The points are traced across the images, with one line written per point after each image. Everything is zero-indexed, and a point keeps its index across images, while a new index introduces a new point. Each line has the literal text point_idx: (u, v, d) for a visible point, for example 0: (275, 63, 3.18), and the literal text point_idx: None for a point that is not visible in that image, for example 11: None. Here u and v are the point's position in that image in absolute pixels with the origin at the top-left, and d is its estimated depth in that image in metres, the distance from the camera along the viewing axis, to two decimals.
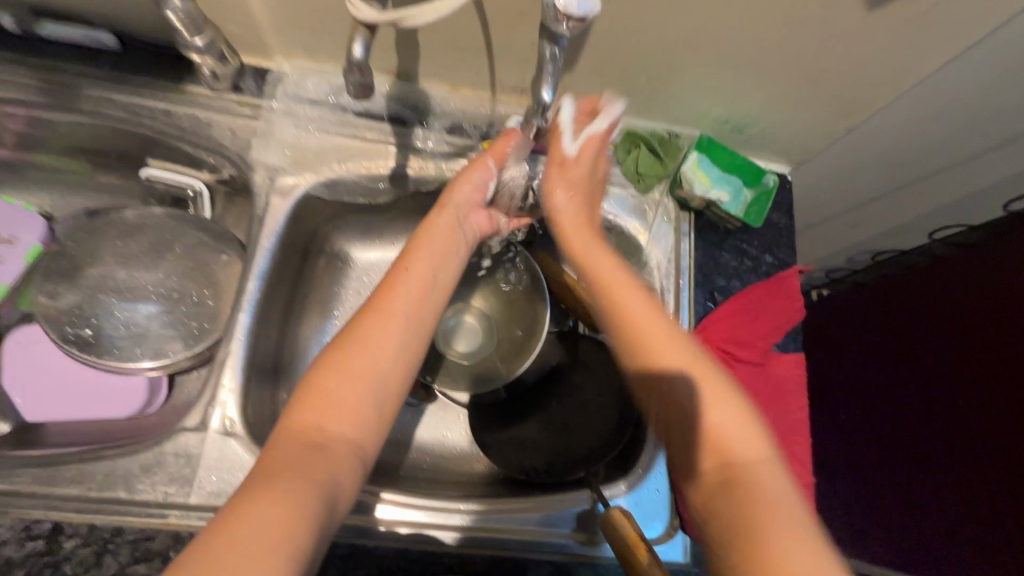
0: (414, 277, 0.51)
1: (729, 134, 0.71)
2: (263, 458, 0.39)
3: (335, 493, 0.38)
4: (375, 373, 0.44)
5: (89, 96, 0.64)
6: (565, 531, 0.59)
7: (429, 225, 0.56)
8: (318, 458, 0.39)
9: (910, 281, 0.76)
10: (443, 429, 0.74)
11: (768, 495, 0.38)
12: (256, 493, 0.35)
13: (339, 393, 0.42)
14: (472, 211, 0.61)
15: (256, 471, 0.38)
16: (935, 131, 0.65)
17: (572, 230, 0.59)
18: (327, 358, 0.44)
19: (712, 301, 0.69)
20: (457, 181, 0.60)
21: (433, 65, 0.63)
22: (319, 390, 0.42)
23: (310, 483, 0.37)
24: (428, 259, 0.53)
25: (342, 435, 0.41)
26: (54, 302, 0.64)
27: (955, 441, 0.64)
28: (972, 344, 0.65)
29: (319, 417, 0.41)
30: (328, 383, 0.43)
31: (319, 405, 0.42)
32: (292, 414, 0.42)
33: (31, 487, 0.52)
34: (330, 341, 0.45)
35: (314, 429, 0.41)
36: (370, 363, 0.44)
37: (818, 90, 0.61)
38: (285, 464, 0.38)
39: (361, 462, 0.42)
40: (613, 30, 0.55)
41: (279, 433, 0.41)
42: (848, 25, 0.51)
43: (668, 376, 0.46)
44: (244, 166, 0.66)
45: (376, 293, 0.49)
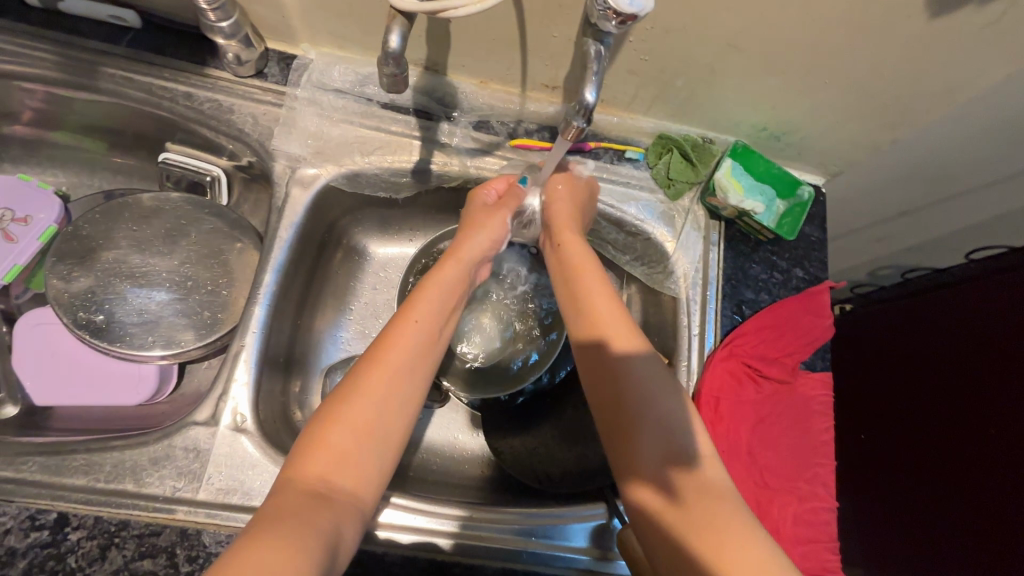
0: (426, 321, 0.49)
1: (765, 142, 0.68)
2: (265, 508, 0.37)
3: (337, 543, 0.37)
4: (381, 423, 0.42)
5: (109, 76, 0.62)
6: (580, 545, 0.57)
7: (440, 275, 0.54)
8: (322, 509, 0.38)
9: (917, 304, 0.73)
10: (455, 432, 0.72)
11: (728, 519, 0.41)
12: (256, 540, 0.34)
13: (340, 442, 0.41)
14: (480, 267, 0.60)
15: (258, 518, 0.36)
16: (984, 148, 0.62)
17: (559, 224, 0.60)
18: (330, 402, 0.43)
19: (739, 314, 0.66)
20: (472, 233, 0.58)
21: (464, 57, 0.61)
22: (323, 440, 0.41)
23: (311, 532, 0.36)
24: (429, 310, 0.50)
25: (347, 485, 0.40)
26: (67, 286, 0.63)
27: (975, 472, 0.62)
28: (996, 376, 0.62)
29: (325, 468, 0.40)
30: (330, 436, 0.41)
31: (321, 452, 0.40)
32: (295, 464, 0.40)
33: (39, 475, 0.51)
34: (334, 391, 0.44)
35: (317, 479, 0.39)
36: (374, 418, 0.42)
37: (864, 100, 0.58)
38: (290, 513, 0.37)
39: (361, 517, 0.40)
40: (656, 28, 0.52)
41: (283, 483, 0.39)
42: (907, 32, 0.49)
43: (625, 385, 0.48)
44: (265, 154, 0.64)
45: (379, 341, 0.47)
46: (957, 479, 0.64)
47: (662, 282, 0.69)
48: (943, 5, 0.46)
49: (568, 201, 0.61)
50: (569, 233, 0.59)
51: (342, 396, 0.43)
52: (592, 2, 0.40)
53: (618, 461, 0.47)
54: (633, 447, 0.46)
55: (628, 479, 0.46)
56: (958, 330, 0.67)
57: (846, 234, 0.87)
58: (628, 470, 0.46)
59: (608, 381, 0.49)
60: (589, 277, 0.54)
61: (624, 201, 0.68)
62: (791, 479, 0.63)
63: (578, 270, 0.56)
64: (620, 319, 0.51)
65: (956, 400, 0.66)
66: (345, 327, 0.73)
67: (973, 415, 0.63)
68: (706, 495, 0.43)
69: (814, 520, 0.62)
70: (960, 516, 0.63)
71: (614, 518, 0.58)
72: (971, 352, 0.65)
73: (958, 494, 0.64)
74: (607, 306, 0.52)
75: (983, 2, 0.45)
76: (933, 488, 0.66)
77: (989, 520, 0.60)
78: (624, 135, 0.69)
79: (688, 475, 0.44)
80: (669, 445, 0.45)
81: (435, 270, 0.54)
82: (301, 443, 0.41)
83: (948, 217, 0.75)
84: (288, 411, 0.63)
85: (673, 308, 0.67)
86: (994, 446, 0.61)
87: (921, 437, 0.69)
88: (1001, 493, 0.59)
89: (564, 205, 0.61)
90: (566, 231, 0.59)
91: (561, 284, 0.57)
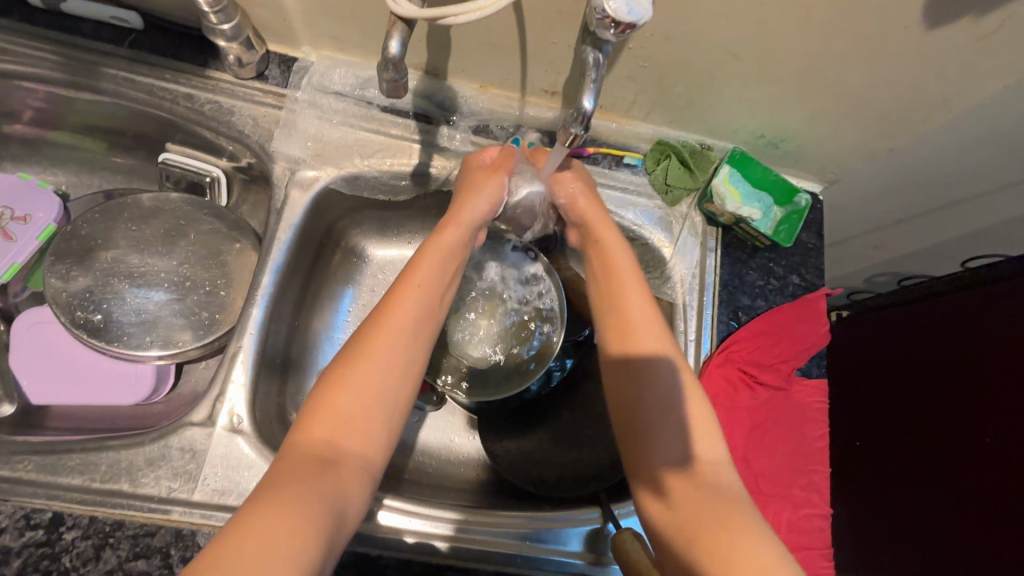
0: (426, 285, 0.49)
1: (762, 149, 0.68)
2: (272, 471, 0.38)
3: (344, 507, 0.38)
4: (386, 384, 0.43)
5: (111, 76, 0.63)
6: (574, 549, 0.57)
7: (443, 238, 0.53)
8: (328, 474, 0.39)
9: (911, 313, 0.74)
10: (450, 435, 0.72)
11: (729, 519, 0.41)
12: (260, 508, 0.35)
13: (347, 407, 0.42)
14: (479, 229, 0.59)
15: (264, 482, 0.37)
16: (979, 158, 0.63)
17: (592, 221, 0.59)
18: (333, 370, 0.44)
19: (735, 320, 0.66)
20: (473, 197, 0.57)
21: (464, 62, 0.61)
22: (329, 406, 0.41)
23: (318, 500, 0.37)
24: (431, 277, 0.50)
25: (353, 452, 0.41)
26: (66, 285, 0.63)
27: (970, 481, 0.62)
28: (995, 385, 0.61)
29: (330, 435, 0.41)
30: (338, 401, 0.42)
31: (328, 419, 0.41)
32: (301, 429, 0.41)
33: (35, 475, 0.51)
34: (337, 358, 0.44)
35: (325, 445, 0.40)
36: (380, 379, 0.43)
37: (861, 109, 0.59)
38: (296, 480, 0.37)
39: (371, 477, 0.41)
40: (655, 36, 0.53)
41: (290, 447, 0.40)
42: (903, 42, 0.49)
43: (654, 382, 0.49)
44: (264, 156, 0.64)
45: (385, 303, 0.47)
46: (952, 486, 0.64)
47: (659, 287, 0.69)
48: (938, 17, 0.46)
49: (588, 196, 0.60)
50: (606, 232, 0.58)
51: (345, 362, 0.44)
52: (590, 11, 0.41)
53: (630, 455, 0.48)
54: (642, 446, 0.48)
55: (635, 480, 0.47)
56: (951, 338, 0.67)
57: (843, 240, 0.87)
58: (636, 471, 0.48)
59: (629, 380, 0.50)
60: (625, 276, 0.55)
61: (622, 206, 0.68)
62: (785, 486, 0.63)
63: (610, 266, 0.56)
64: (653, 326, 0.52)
65: (950, 408, 0.66)
66: (342, 329, 0.73)
67: (971, 423, 0.63)
68: (708, 496, 0.43)
69: (809, 527, 0.63)
70: (954, 522, 0.63)
71: (608, 523, 0.58)
72: (971, 360, 0.65)
73: (952, 500, 0.64)
74: (638, 307, 0.53)
75: (980, 14, 0.46)
76: (930, 495, 0.66)
77: (985, 529, 0.60)
78: (623, 141, 0.69)
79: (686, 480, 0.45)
80: (671, 444, 0.46)
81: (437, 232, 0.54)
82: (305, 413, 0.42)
83: (945, 225, 0.76)
84: (284, 412, 0.64)
85: (669, 313, 0.68)
86: (991, 455, 0.61)
87: (921, 445, 0.68)
88: (995, 502, 0.60)
89: (590, 203, 0.60)
90: (607, 229, 0.58)
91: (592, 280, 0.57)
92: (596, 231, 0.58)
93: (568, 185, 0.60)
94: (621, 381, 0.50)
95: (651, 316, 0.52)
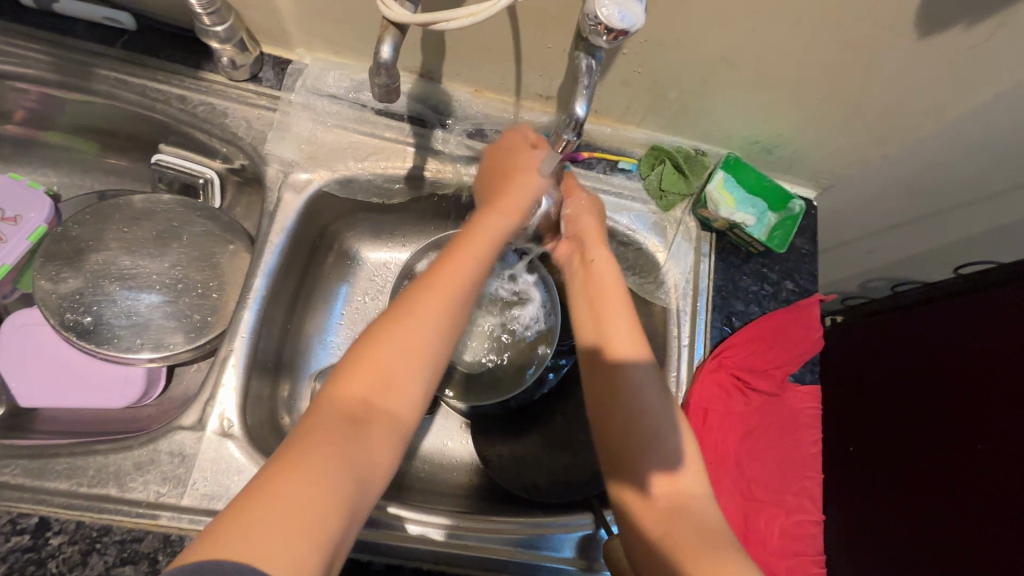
0: (479, 246, 0.48)
1: (756, 155, 0.68)
2: (301, 426, 0.39)
3: (371, 471, 0.38)
4: (432, 348, 0.43)
5: (103, 77, 0.62)
6: (567, 556, 0.57)
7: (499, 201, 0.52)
8: (357, 440, 0.38)
9: (903, 319, 0.74)
10: (444, 439, 0.72)
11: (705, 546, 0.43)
12: (289, 467, 0.35)
13: (388, 368, 0.41)
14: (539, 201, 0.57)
15: (294, 437, 0.38)
16: (971, 166, 0.63)
17: (588, 233, 0.59)
18: (379, 328, 0.43)
19: (729, 325, 0.66)
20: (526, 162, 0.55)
21: (459, 66, 0.61)
22: (371, 365, 0.41)
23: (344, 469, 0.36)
24: (484, 242, 0.48)
25: (383, 420, 0.40)
26: (56, 287, 0.62)
27: (959, 489, 0.63)
28: (989, 392, 0.61)
29: (360, 404, 0.40)
30: (376, 366, 0.41)
31: (365, 379, 0.41)
32: (337, 387, 0.41)
33: (21, 479, 0.51)
34: (380, 321, 0.43)
35: (354, 413, 0.40)
36: (427, 340, 0.43)
37: (854, 116, 0.59)
38: (327, 438, 0.37)
39: (401, 439, 0.41)
40: (649, 42, 0.53)
41: (326, 402, 0.40)
42: (895, 51, 0.50)
43: (629, 397, 0.50)
44: (258, 158, 0.64)
45: (439, 264, 0.46)
46: (942, 491, 0.64)
47: (653, 292, 0.69)
48: (930, 26, 0.47)
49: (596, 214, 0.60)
50: (597, 245, 0.58)
51: (391, 321, 0.43)
52: (583, 17, 0.40)
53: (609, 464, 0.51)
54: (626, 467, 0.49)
55: (617, 482, 0.50)
56: (945, 344, 0.68)
57: (837, 246, 0.88)
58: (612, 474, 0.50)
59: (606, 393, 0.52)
60: (612, 299, 0.54)
61: (616, 211, 0.68)
62: (777, 492, 0.63)
63: (595, 282, 0.56)
64: (635, 340, 0.52)
65: (942, 414, 0.66)
66: (335, 332, 0.72)
67: (963, 429, 0.63)
68: (687, 523, 0.46)
69: (802, 533, 0.63)
70: (941, 527, 0.64)
71: (601, 528, 0.58)
72: (965, 366, 0.65)
73: (941, 505, 0.64)
74: (624, 328, 0.53)
75: (972, 23, 0.46)
76: (920, 501, 0.67)
77: (975, 537, 0.60)
78: (618, 146, 0.69)
79: (667, 504, 0.47)
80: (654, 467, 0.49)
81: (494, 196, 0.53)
82: (331, 379, 0.42)
83: (937, 231, 0.76)
84: (275, 415, 0.63)
85: (663, 318, 0.68)
86: (982, 462, 0.61)
87: (912, 450, 0.69)
88: (983, 510, 0.60)
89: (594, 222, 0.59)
90: (597, 241, 0.58)
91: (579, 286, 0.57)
92: (591, 243, 0.58)
93: (580, 200, 0.61)
94: (601, 395, 0.52)
95: (633, 332, 0.53)
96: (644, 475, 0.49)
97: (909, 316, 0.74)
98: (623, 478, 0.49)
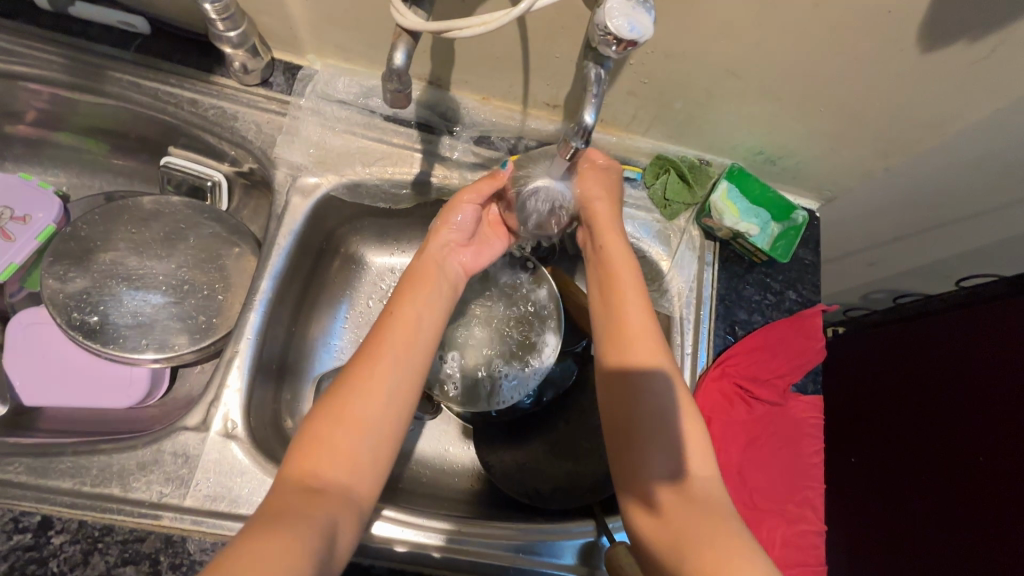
0: (395, 331, 0.49)
1: (761, 166, 0.69)
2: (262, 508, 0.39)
3: (334, 533, 0.39)
4: (371, 424, 0.44)
5: (116, 80, 0.63)
6: (567, 563, 0.57)
7: (415, 273, 0.54)
8: (316, 503, 0.40)
9: (901, 331, 0.75)
10: (445, 444, 0.72)
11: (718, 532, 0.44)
12: (248, 545, 0.35)
13: (334, 440, 0.43)
14: (454, 253, 0.57)
15: (256, 518, 0.38)
16: (973, 179, 0.64)
17: (601, 223, 0.57)
18: (320, 408, 0.45)
19: (732, 334, 0.66)
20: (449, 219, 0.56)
21: (468, 74, 0.62)
22: (318, 441, 0.43)
23: (306, 524, 0.38)
24: (421, 320, 0.50)
25: (341, 482, 0.42)
26: (63, 286, 0.63)
27: (955, 494, 0.63)
28: (991, 404, 0.61)
29: (317, 466, 0.42)
30: (325, 434, 0.43)
31: (314, 451, 0.43)
32: (288, 466, 0.42)
33: (24, 477, 0.51)
34: (330, 391, 0.46)
35: (312, 476, 0.41)
36: (363, 415, 0.44)
37: (858, 129, 0.59)
38: (284, 510, 0.38)
39: (357, 512, 0.42)
40: (656, 53, 0.53)
41: (276, 483, 0.41)
42: (898, 64, 0.50)
43: (648, 392, 0.51)
44: (266, 161, 0.65)
45: (359, 354, 0.48)
46: (945, 506, 0.64)
47: (656, 299, 0.69)
48: (933, 41, 0.47)
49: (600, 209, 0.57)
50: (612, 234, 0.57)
51: (331, 400, 0.45)
52: (592, 27, 0.41)
53: (620, 468, 0.51)
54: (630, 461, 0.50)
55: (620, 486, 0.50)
56: (942, 352, 0.68)
57: (839, 257, 0.88)
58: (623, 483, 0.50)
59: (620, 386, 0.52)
60: (626, 290, 0.54)
61: None
62: (780, 501, 0.63)
63: (616, 282, 0.55)
64: (651, 332, 0.53)
65: (940, 423, 0.66)
66: (339, 336, 0.73)
67: (964, 438, 0.63)
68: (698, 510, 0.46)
69: (803, 543, 0.62)
70: (936, 533, 0.65)
71: (602, 536, 0.58)
72: (967, 379, 0.65)
73: (944, 518, 0.64)
74: (642, 327, 0.53)
75: (974, 38, 0.46)
76: (914, 505, 0.68)
77: (969, 541, 0.61)
78: (623, 155, 0.70)
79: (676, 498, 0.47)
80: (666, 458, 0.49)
81: (409, 268, 0.54)
82: (289, 453, 0.43)
83: (939, 244, 0.77)
84: (278, 418, 0.63)
85: (666, 326, 0.68)
86: (985, 471, 0.61)
87: (913, 461, 0.68)
88: (983, 517, 0.60)
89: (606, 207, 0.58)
90: (614, 232, 0.57)
91: (596, 284, 0.57)
92: (605, 236, 0.57)
93: (590, 186, 0.58)
94: (614, 384, 0.52)
95: (650, 323, 0.53)
96: (644, 482, 0.49)
97: (903, 328, 0.75)
98: (628, 463, 0.50)
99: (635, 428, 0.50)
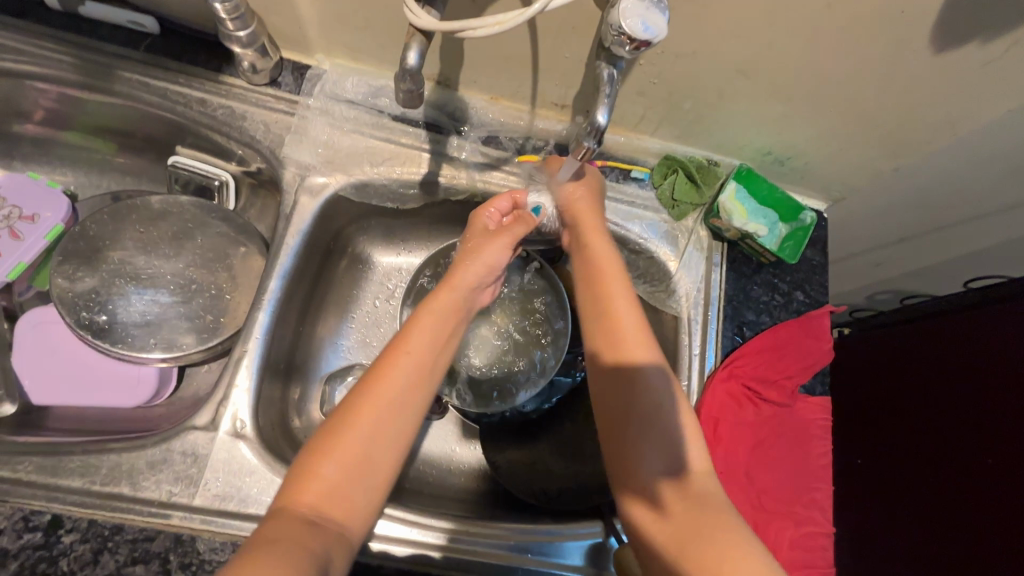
0: (405, 362, 0.49)
1: (769, 166, 0.69)
2: (257, 535, 0.39)
3: (327, 569, 0.39)
4: (370, 459, 0.44)
5: (125, 79, 0.63)
6: (576, 564, 0.57)
7: (436, 302, 0.55)
8: (312, 536, 0.40)
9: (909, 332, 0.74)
10: (451, 444, 0.72)
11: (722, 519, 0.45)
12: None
13: (330, 473, 0.43)
14: (482, 290, 0.60)
15: (251, 545, 0.38)
16: (983, 180, 0.64)
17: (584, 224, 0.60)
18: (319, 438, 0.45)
19: (740, 335, 0.66)
20: (476, 252, 0.59)
21: (477, 74, 0.62)
22: (313, 472, 0.43)
23: (300, 556, 0.38)
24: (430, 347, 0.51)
25: (336, 516, 0.42)
26: (72, 285, 0.63)
27: (959, 494, 0.64)
28: (999, 407, 0.61)
29: (314, 499, 0.42)
30: (324, 467, 0.43)
31: (311, 482, 0.43)
32: (283, 495, 0.43)
33: (34, 476, 0.51)
34: (330, 419, 0.46)
35: (309, 509, 0.42)
36: (363, 449, 0.44)
37: (868, 130, 0.59)
38: (280, 541, 0.38)
39: (349, 549, 0.42)
40: (666, 53, 0.53)
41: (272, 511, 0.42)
42: (909, 66, 0.50)
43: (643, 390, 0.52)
44: (274, 161, 0.65)
45: (361, 385, 0.48)
46: (950, 507, 0.64)
47: (664, 300, 0.69)
48: (944, 42, 0.47)
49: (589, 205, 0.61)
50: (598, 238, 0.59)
51: (331, 430, 0.45)
52: (606, 28, 0.41)
53: (615, 458, 0.51)
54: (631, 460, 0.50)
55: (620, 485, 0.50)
56: (950, 354, 0.68)
57: (846, 258, 0.88)
58: (622, 470, 0.50)
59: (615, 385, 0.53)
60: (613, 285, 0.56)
61: (628, 219, 0.68)
62: (788, 503, 0.63)
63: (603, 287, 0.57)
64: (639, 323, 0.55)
65: (946, 424, 0.66)
66: (347, 336, 0.73)
67: (971, 440, 0.63)
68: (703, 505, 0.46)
69: (814, 545, 0.62)
70: (937, 533, 0.65)
71: (610, 537, 0.58)
72: (978, 379, 0.64)
73: (945, 519, 0.64)
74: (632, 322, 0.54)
75: (987, 40, 0.46)
76: (915, 505, 0.68)
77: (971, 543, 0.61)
78: (631, 155, 0.70)
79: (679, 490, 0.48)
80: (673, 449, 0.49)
81: (431, 296, 0.55)
82: (287, 482, 0.43)
83: (946, 244, 0.77)
84: (285, 418, 0.63)
85: (673, 326, 0.68)
86: (990, 474, 0.61)
87: (921, 462, 0.68)
88: (986, 519, 0.61)
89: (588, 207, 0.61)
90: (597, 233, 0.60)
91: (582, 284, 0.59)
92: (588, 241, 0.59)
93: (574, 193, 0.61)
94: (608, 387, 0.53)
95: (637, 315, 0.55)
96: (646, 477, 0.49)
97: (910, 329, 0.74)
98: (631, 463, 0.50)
99: (629, 426, 0.51)
